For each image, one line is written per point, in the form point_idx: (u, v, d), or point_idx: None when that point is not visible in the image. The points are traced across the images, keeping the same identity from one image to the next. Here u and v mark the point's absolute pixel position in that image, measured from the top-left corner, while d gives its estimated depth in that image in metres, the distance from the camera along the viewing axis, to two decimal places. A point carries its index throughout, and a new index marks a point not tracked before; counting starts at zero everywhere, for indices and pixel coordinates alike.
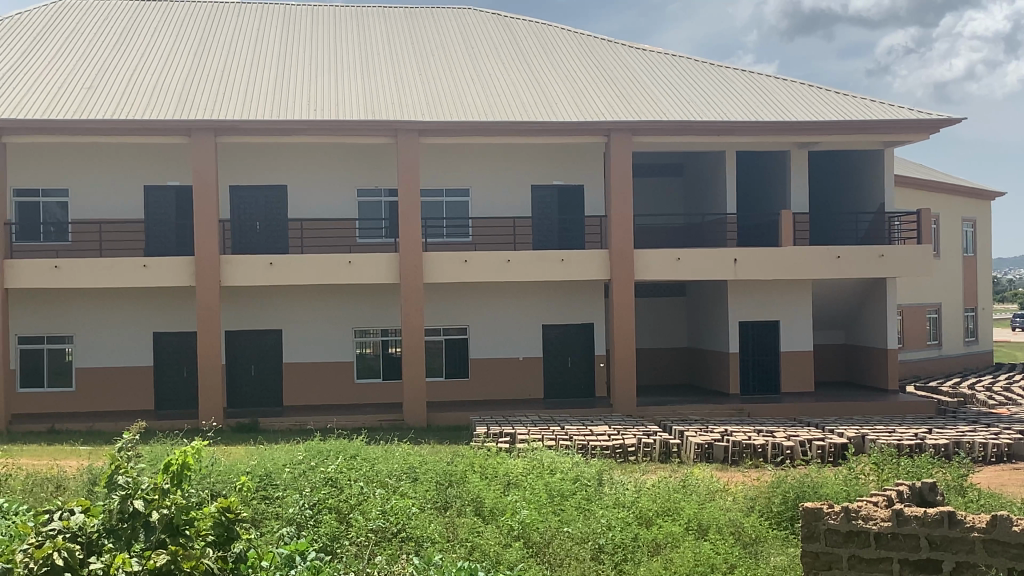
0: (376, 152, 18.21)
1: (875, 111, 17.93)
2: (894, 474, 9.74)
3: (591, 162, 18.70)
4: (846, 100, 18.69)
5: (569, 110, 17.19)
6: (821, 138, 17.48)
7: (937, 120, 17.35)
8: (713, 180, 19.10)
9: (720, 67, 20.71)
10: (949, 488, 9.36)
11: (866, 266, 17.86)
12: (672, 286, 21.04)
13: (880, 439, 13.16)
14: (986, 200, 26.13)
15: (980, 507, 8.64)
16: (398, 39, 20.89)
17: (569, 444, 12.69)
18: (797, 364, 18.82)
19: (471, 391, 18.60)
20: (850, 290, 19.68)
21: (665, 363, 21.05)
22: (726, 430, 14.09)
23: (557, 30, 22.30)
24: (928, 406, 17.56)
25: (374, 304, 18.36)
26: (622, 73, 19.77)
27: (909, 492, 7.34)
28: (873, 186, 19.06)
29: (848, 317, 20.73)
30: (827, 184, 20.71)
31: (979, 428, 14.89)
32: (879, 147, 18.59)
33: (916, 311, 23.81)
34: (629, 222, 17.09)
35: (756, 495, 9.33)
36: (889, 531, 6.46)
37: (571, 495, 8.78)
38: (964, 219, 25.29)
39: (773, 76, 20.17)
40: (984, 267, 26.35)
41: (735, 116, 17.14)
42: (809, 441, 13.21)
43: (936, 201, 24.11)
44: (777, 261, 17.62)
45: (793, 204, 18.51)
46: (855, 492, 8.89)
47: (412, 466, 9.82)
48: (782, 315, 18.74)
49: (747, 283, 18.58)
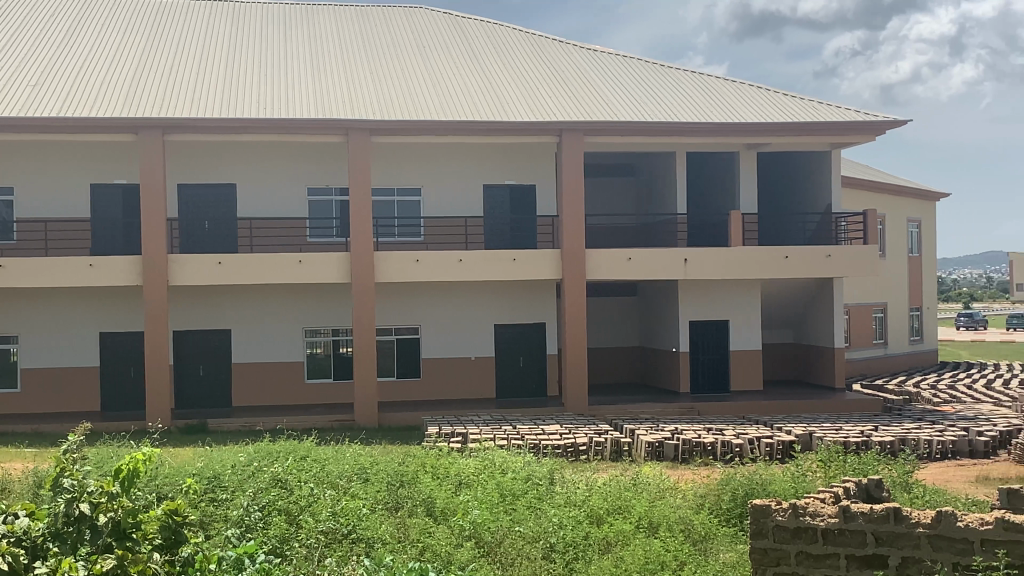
0: (327, 151, 18.12)
1: (823, 112, 18.13)
2: (841, 471, 9.87)
3: (543, 162, 18.73)
4: (795, 101, 18.89)
5: (521, 110, 17.21)
6: (770, 138, 17.65)
7: (884, 121, 17.58)
8: (664, 180, 19.20)
9: (670, 68, 20.84)
10: (894, 484, 9.49)
11: (814, 266, 18.05)
12: (622, 286, 21.15)
13: (827, 436, 13.32)
14: (931, 201, 26.50)
15: (926, 503, 8.77)
16: (350, 37, 20.81)
17: (521, 443, 12.71)
18: (746, 363, 18.98)
19: (423, 391, 18.57)
20: (799, 289, 19.90)
21: (616, 362, 21.15)
22: (676, 429, 14.19)
23: (508, 30, 22.34)
24: (874, 404, 17.79)
25: (325, 304, 18.27)
26: (573, 73, 19.83)
27: (856, 489, 7.43)
28: (821, 186, 19.28)
29: (797, 317, 20.94)
30: (776, 185, 20.91)
31: (925, 426, 15.10)
32: (827, 148, 18.81)
33: (863, 310, 24.10)
34: (581, 222, 17.14)
35: (706, 492, 9.40)
36: (836, 527, 6.54)
37: (522, 494, 8.80)
38: (910, 220, 25.64)
39: (723, 77, 20.33)
40: (929, 266, 26.72)
41: (685, 117, 17.26)
42: (758, 439, 13.35)
43: (882, 202, 24.42)
44: (727, 261, 17.75)
45: (743, 204, 18.67)
46: (803, 489, 9.00)
47: (363, 466, 9.78)
48: (732, 315, 18.89)
49: (697, 283, 18.71)
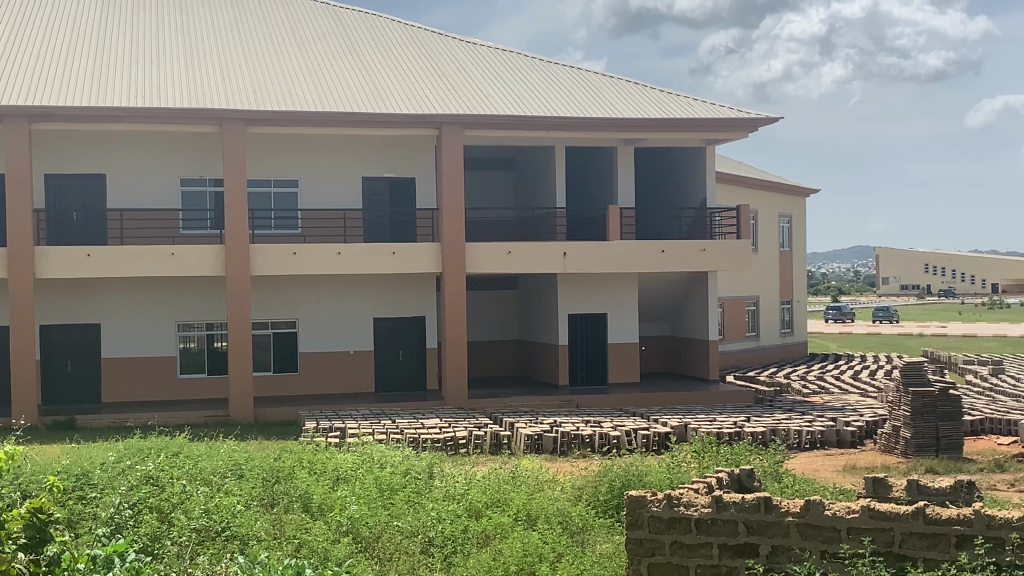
0: (201, 141, 17.74)
1: (699, 109, 18.46)
2: (715, 462, 10.07)
3: (423, 154, 18.65)
4: (671, 98, 19.19)
5: (401, 102, 17.11)
6: (647, 134, 17.89)
7: (756, 119, 17.99)
8: (543, 174, 19.30)
9: (549, 63, 20.96)
10: (766, 474, 9.70)
11: (689, 260, 18.37)
12: (502, 279, 21.21)
13: (701, 428, 13.57)
14: (801, 197, 27.22)
15: (796, 492, 9.01)
16: (225, 26, 20.40)
17: (400, 437, 12.64)
18: (623, 355, 19.22)
19: (300, 386, 18.33)
20: (675, 283, 20.23)
21: (496, 355, 21.22)
22: (554, 422, 14.29)
23: (387, 21, 22.17)
24: (746, 395, 18.21)
25: (200, 298, 17.89)
26: (453, 66, 19.79)
27: (728, 479, 7.60)
28: (696, 182, 19.64)
29: (672, 310, 21.29)
30: (653, 180, 21.22)
31: (795, 416, 15.51)
32: (702, 145, 19.15)
33: (736, 304, 24.64)
34: (461, 216, 17.12)
35: (584, 484, 9.48)
36: (709, 517, 6.66)
37: (400, 489, 8.74)
38: (781, 215, 26.29)
39: (601, 73, 20.53)
40: (799, 261, 27.44)
41: (564, 112, 17.38)
42: (634, 431, 13.53)
43: (755, 197, 24.98)
44: (605, 255, 17.94)
45: (620, 199, 18.89)
46: (678, 480, 9.16)
47: (238, 462, 9.60)
48: (610, 308, 19.10)
49: (576, 276, 18.87)
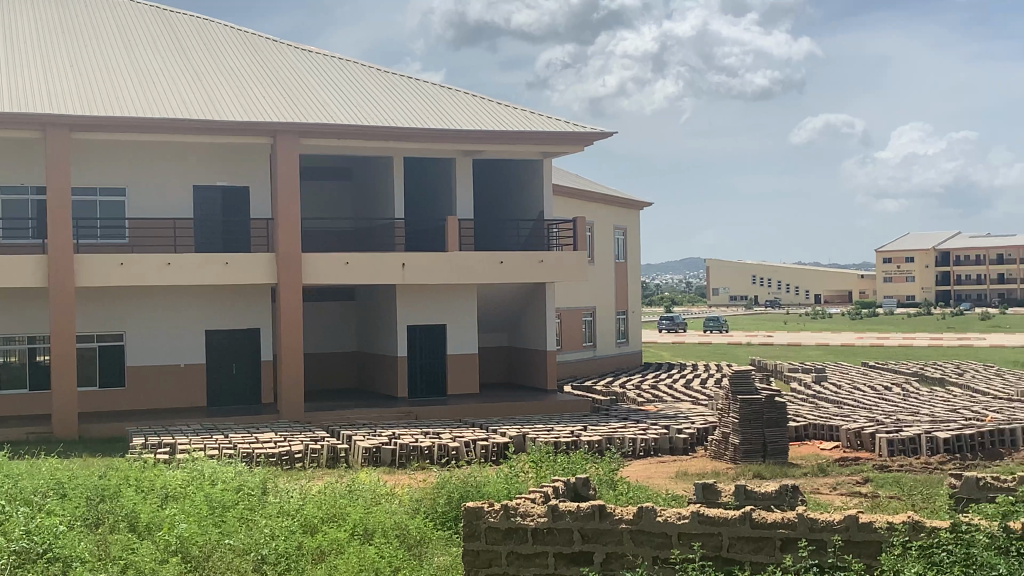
0: (22, 147, 16.98)
1: (535, 122, 18.67)
2: (551, 471, 10.15)
3: (258, 163, 18.31)
4: (508, 110, 19.34)
5: (234, 110, 16.76)
6: (485, 146, 17.99)
7: (591, 132, 18.29)
8: (382, 184, 19.19)
9: (386, 72, 20.86)
10: (601, 482, 9.83)
11: (526, 270, 18.54)
12: (339, 290, 20.98)
13: (538, 438, 13.69)
14: (635, 209, 27.79)
15: (628, 499, 9.15)
16: (47, 27, 19.58)
17: (233, 453, 12.34)
18: (461, 366, 19.24)
19: (129, 401, 17.71)
20: (513, 294, 20.37)
21: (334, 367, 20.96)
22: (392, 434, 14.19)
23: (220, 26, 21.68)
24: (583, 404, 18.47)
25: (21, 310, 17.12)
26: (288, 73, 19.49)
27: (564, 488, 7.69)
28: (534, 194, 19.84)
29: (510, 321, 21.44)
30: (490, 191, 21.34)
31: (629, 424, 15.81)
32: (538, 157, 19.37)
33: (573, 314, 24.97)
34: (296, 226, 16.86)
35: (421, 497, 9.43)
36: (545, 526, 6.73)
37: (232, 506, 8.52)
38: (616, 227, 26.79)
39: (439, 84, 20.55)
40: (633, 272, 28.02)
41: (402, 122, 17.32)
42: (473, 441, 13.55)
43: (590, 210, 25.39)
44: (443, 266, 17.93)
45: (458, 210, 18.91)
46: (514, 490, 9.20)
47: (60, 481, 9.21)
48: (448, 319, 19.09)
49: (414, 287, 18.80)
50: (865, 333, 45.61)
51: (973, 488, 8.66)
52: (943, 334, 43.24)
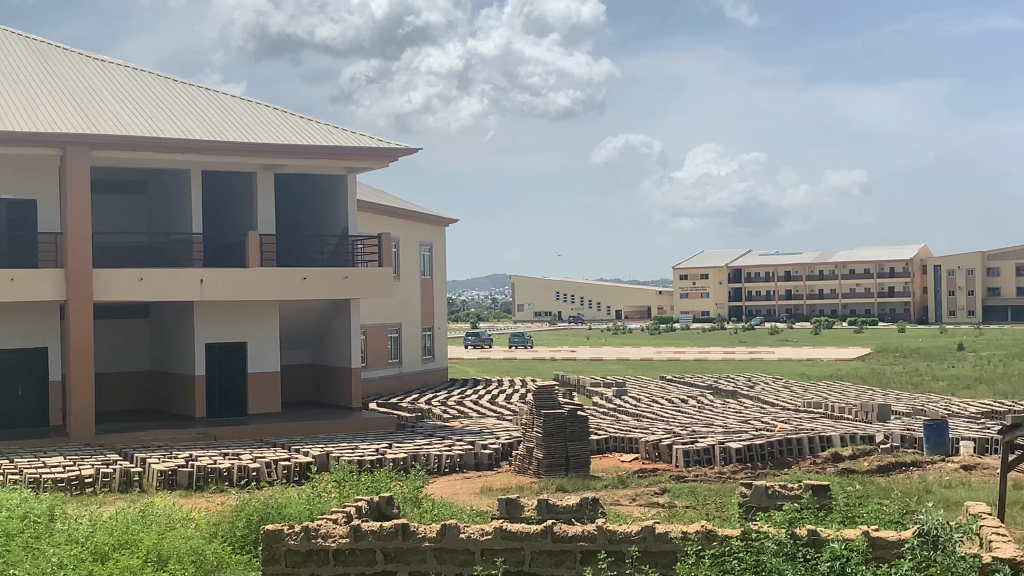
0: None
1: (338, 137, 18.49)
2: (354, 491, 9.98)
3: (46, 175, 17.48)
4: (310, 125, 19.09)
5: (20, 119, 15.94)
6: (287, 161, 17.70)
7: (395, 149, 18.25)
8: (178, 198, 18.60)
9: (184, 84, 20.28)
10: (405, 499, 9.74)
11: (330, 287, 18.33)
12: (135, 308, 20.23)
13: (342, 457, 13.51)
14: (440, 226, 27.86)
15: (433, 517, 9.09)
16: None
17: (17, 479, 11.70)
18: (263, 385, 18.82)
19: None
20: (317, 311, 20.09)
21: (128, 388, 20.16)
22: (190, 455, 13.74)
23: (4, 32, 20.64)
24: (388, 422, 18.36)
25: None
26: (79, 83, 18.71)
27: (368, 506, 7.62)
28: (338, 210, 19.64)
29: (314, 338, 21.13)
30: (293, 207, 21.01)
31: (434, 441, 15.81)
32: (342, 173, 19.19)
33: (378, 331, 24.80)
34: (87, 240, 16.16)
35: (220, 520, 9.13)
36: (347, 547, 6.64)
37: (16, 535, 8.06)
38: (421, 243, 26.78)
39: (239, 97, 20.12)
40: (439, 289, 28.07)
41: (201, 136, 16.87)
42: (275, 462, 13.27)
43: (396, 226, 25.30)
44: (244, 282, 17.52)
45: (260, 225, 18.53)
46: (316, 510, 9.02)
47: None
48: (249, 336, 18.63)
49: (214, 305, 18.30)
50: (662, 347, 47.01)
51: (762, 496, 9.05)
52: (735, 348, 45.03)
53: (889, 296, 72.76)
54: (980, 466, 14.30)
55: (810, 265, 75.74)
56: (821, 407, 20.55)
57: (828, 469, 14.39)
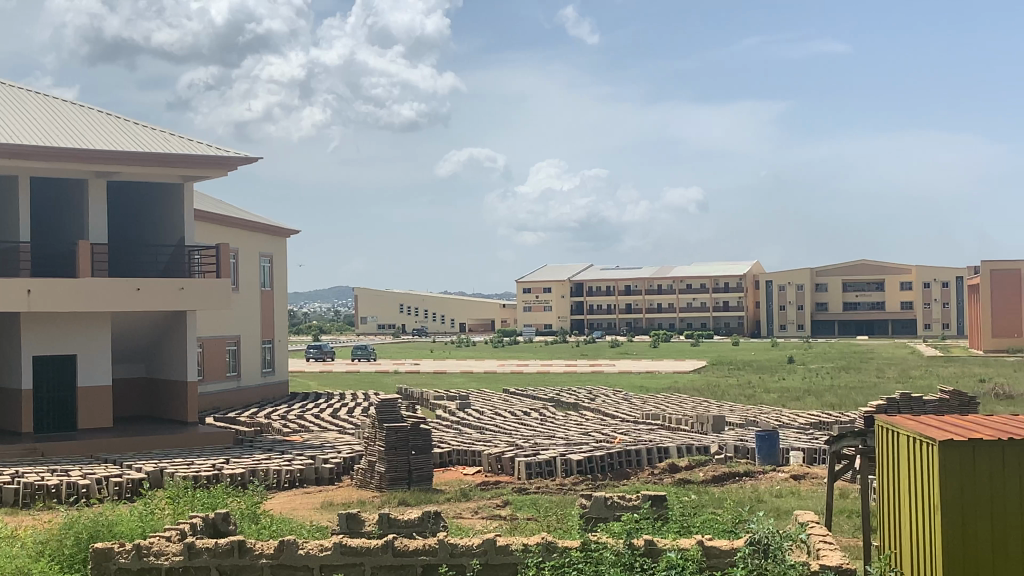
0: None
1: (176, 145, 18.01)
2: (189, 507, 9.69)
3: None
4: (146, 132, 18.54)
5: None
6: (122, 169, 17.13)
7: (235, 158, 17.88)
8: (1, 205, 17.76)
9: (10, 86, 19.43)
10: (242, 516, 9.49)
11: (166, 298, 17.82)
12: None
13: (178, 472, 13.12)
14: (281, 237, 27.42)
15: (271, 533, 8.90)
16: None
17: None
18: (94, 399, 18.12)
19: None
20: (151, 323, 19.49)
21: None
22: (16, 472, 13.12)
23: None
24: (226, 436, 17.93)
25: None
26: None
27: (203, 524, 7.84)
28: (174, 219, 19.11)
29: (148, 351, 20.49)
30: (127, 216, 20.34)
31: (274, 456, 15.50)
32: (179, 181, 18.68)
33: (216, 343, 24.21)
34: None
35: (46, 538, 8.75)
36: (180, 565, 7.10)
37: None
38: (261, 254, 26.29)
39: (70, 101, 19.38)
40: (278, 301, 27.60)
41: (30, 141, 16.18)
42: (106, 478, 12.79)
43: (234, 236, 24.78)
44: (75, 292, 16.86)
45: (92, 233, 17.86)
46: (150, 528, 8.75)
47: None
48: (80, 349, 17.92)
49: (42, 315, 17.55)
50: (504, 360, 47.31)
51: (601, 508, 9.23)
52: (576, 361, 45.60)
53: (724, 311, 75.01)
54: (808, 475, 14.84)
55: (649, 280, 77.45)
56: (659, 419, 20.98)
57: (666, 479, 14.69)
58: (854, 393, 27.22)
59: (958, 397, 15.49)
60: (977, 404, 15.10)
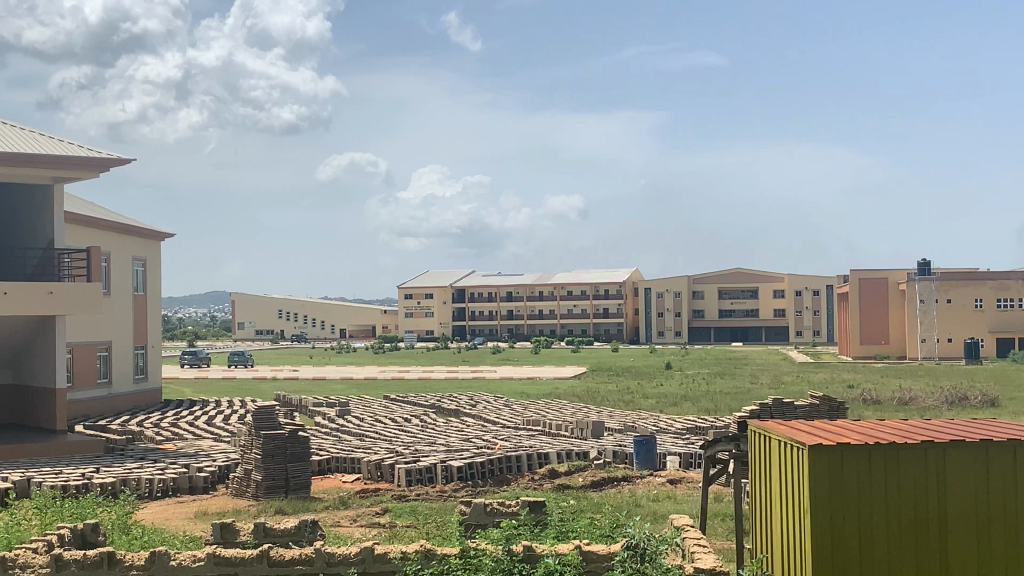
0: None
1: (45, 145, 17.44)
2: (57, 517, 9.39)
3: None
4: (13, 131, 17.92)
5: None
6: None
7: (108, 159, 17.41)
8: None
9: None
10: (113, 527, 9.22)
11: (34, 302, 17.25)
12: None
13: (46, 482, 12.70)
14: (155, 241, 26.80)
15: (143, 543, 8.67)
16: None
17: None
18: None
19: None
20: (18, 328, 18.84)
21: None
22: None
23: None
24: (96, 445, 17.44)
25: None
26: None
27: (71, 535, 7.62)
28: (43, 221, 18.51)
29: (13, 357, 19.79)
30: None
31: (147, 464, 15.13)
32: (49, 183, 18.10)
33: (87, 349, 23.53)
34: None
35: None
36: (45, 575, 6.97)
37: None
38: (134, 258, 25.66)
39: None
40: (152, 306, 26.97)
41: None
42: None
43: (106, 239, 24.13)
44: None
45: None
46: (14, 538, 8.45)
47: None
48: None
49: None
50: (385, 366, 47.03)
51: (480, 514, 9.25)
52: (457, 367, 45.57)
53: (604, 317, 75.91)
54: (684, 479, 15.08)
55: (530, 286, 77.91)
56: (539, 425, 21.10)
57: (545, 485, 14.77)
58: (728, 399, 27.79)
59: (827, 402, 15.98)
60: (844, 409, 15.57)
